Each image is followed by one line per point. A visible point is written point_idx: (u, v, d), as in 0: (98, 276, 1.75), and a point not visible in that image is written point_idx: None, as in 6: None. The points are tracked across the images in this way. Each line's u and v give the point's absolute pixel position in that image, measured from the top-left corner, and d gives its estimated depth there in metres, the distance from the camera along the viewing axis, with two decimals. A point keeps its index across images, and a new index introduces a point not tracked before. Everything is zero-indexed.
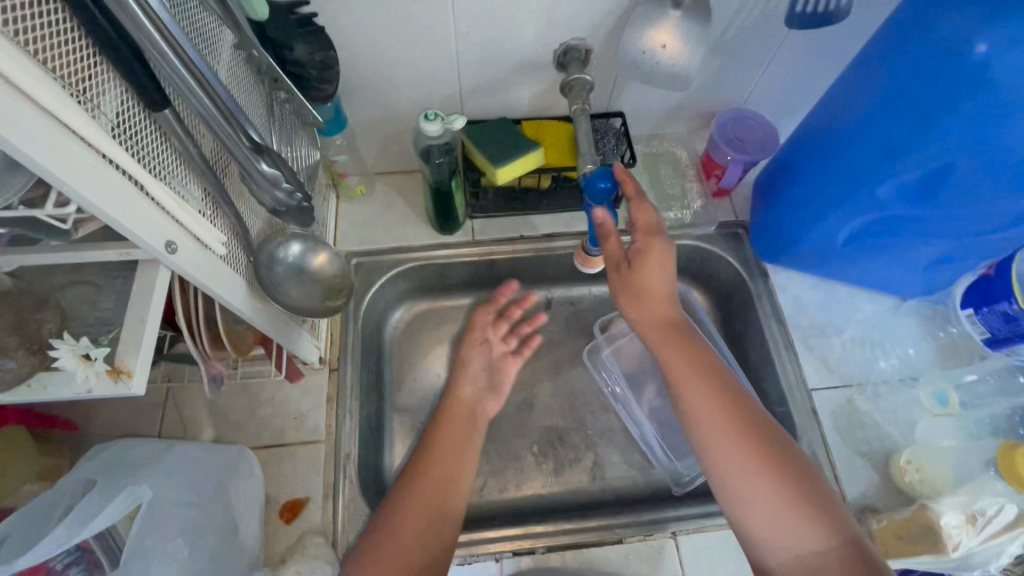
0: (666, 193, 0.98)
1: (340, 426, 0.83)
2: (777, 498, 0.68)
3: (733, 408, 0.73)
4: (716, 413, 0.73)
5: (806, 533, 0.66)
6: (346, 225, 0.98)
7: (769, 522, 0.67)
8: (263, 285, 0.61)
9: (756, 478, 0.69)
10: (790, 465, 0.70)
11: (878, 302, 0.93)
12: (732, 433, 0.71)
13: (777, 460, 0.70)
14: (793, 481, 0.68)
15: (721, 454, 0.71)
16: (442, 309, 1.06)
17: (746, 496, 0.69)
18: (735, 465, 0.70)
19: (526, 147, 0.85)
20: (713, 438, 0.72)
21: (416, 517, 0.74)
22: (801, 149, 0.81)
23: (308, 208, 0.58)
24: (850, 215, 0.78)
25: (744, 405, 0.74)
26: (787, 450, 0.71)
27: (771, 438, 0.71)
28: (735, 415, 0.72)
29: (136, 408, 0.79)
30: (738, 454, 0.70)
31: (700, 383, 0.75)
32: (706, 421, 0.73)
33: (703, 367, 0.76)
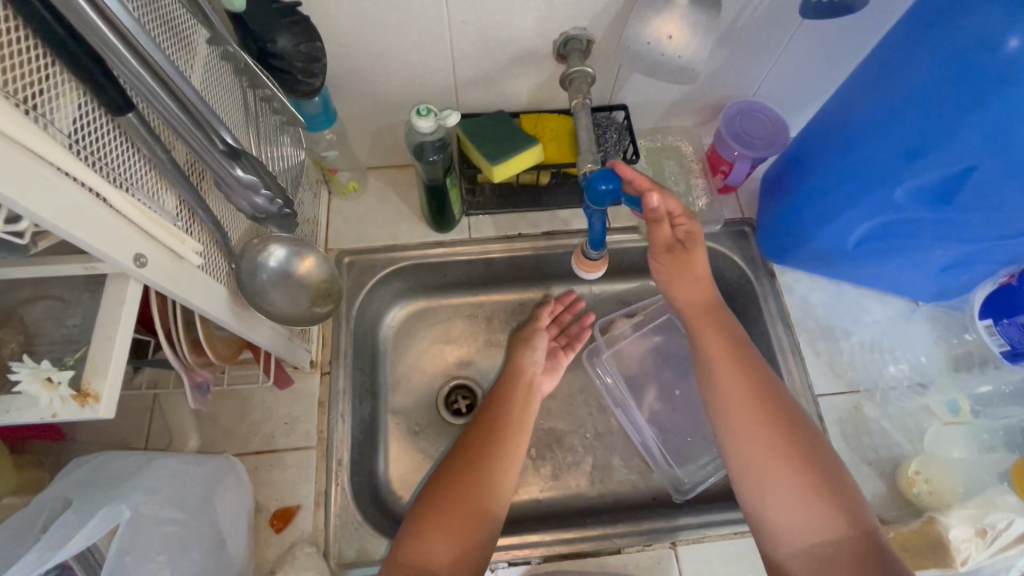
0: (671, 189, 0.93)
1: (331, 432, 0.81)
2: (800, 485, 0.64)
3: (763, 393, 0.70)
4: (746, 396, 0.69)
5: (827, 525, 0.62)
6: (338, 222, 0.94)
7: (787, 509, 0.64)
8: (248, 292, 0.58)
9: (781, 464, 0.65)
10: (818, 453, 0.66)
11: (888, 304, 0.89)
12: (758, 417, 0.68)
13: (803, 450, 0.66)
14: (818, 472, 0.65)
15: (744, 436, 0.68)
16: (438, 307, 1.03)
17: (771, 487, 0.65)
18: (759, 449, 0.67)
19: (525, 143, 0.81)
20: (739, 421, 0.69)
21: (456, 519, 0.71)
22: (812, 146, 0.77)
23: (288, 212, 0.55)
24: (862, 216, 0.74)
25: (773, 392, 0.70)
26: (816, 442, 0.67)
27: (801, 428, 0.68)
28: (764, 399, 0.69)
29: (123, 413, 0.77)
30: (762, 439, 0.67)
31: (730, 364, 0.72)
32: (733, 406, 0.70)
33: (733, 350, 0.73)
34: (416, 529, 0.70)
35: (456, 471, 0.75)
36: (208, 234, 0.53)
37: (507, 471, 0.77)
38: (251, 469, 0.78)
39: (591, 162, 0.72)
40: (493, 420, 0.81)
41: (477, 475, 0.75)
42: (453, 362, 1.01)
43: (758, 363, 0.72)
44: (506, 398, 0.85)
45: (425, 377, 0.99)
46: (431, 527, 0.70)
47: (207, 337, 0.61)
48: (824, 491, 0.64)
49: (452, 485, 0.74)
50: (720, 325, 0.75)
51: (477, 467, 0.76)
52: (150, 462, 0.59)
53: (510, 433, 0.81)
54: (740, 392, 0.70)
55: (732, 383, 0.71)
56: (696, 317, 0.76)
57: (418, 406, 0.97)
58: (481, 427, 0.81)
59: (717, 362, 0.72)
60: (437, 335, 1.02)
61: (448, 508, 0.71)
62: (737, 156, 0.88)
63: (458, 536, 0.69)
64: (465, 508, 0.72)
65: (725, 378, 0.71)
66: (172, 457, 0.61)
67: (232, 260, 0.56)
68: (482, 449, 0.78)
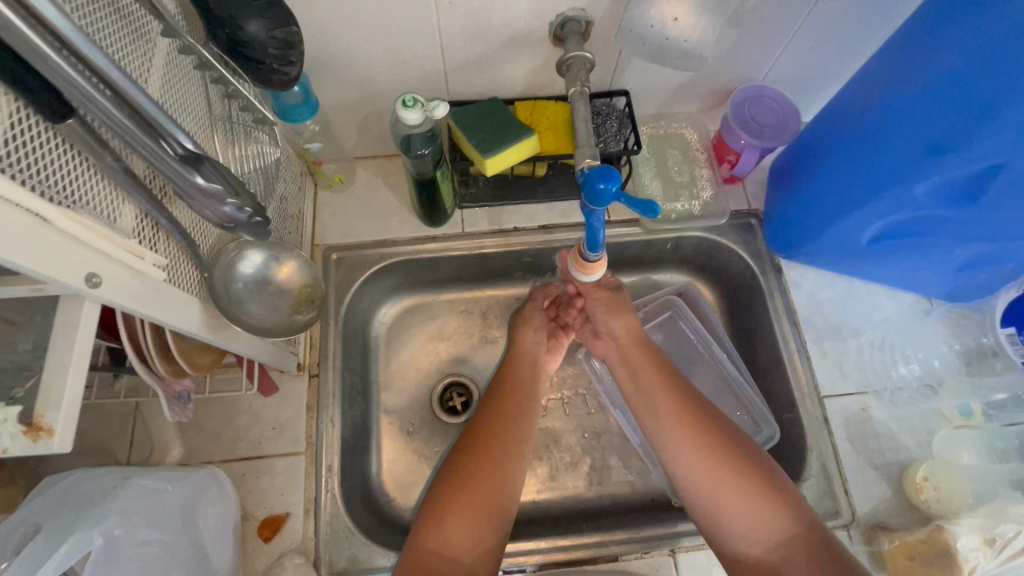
0: (674, 180, 0.88)
1: (320, 436, 0.78)
2: (736, 490, 0.67)
3: (691, 408, 0.72)
4: (675, 414, 0.72)
5: (767, 523, 0.65)
6: (325, 216, 0.90)
7: (730, 511, 0.66)
8: (221, 300, 0.54)
9: (716, 471, 0.68)
10: (752, 458, 0.69)
11: (899, 301, 0.86)
12: (688, 429, 0.71)
13: (737, 455, 0.68)
14: (754, 474, 0.67)
15: (679, 449, 0.71)
16: (432, 303, 0.99)
17: (716, 493, 0.68)
18: (696, 460, 0.69)
19: (519, 133, 0.76)
20: (674, 434, 0.71)
21: (467, 509, 0.71)
22: (827, 137, 0.72)
23: (262, 225, 0.50)
24: (878, 214, 0.70)
25: (704, 406, 0.73)
26: (748, 446, 0.70)
27: (732, 436, 0.71)
28: (695, 415, 0.72)
29: (103, 420, 0.75)
30: (698, 449, 0.69)
31: (659, 386, 0.75)
32: (667, 422, 0.72)
33: (664, 375, 0.76)
34: (436, 514, 0.71)
35: (467, 458, 0.75)
36: (172, 243, 0.49)
37: (517, 455, 0.77)
38: (237, 476, 0.76)
39: (591, 155, 0.67)
40: (500, 404, 0.81)
41: (487, 460, 0.75)
42: (447, 359, 0.98)
43: (686, 384, 0.75)
44: (512, 381, 0.84)
45: (418, 375, 0.96)
46: (450, 511, 0.71)
47: (183, 346, 0.57)
48: (751, 487, 0.66)
49: (468, 468, 0.74)
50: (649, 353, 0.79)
51: (485, 453, 0.76)
52: (124, 480, 0.56)
53: (517, 417, 0.80)
54: (671, 410, 0.73)
55: (661, 402, 0.74)
56: (624, 348, 0.81)
57: (411, 405, 0.94)
58: (490, 410, 0.80)
59: (648, 388, 0.76)
60: (431, 331, 0.99)
61: (463, 494, 0.72)
62: (745, 145, 0.83)
63: (475, 521, 0.71)
64: (480, 495, 0.73)
65: (653, 394, 0.75)
66: (146, 475, 0.58)
67: (202, 268, 0.53)
68: (492, 434, 0.77)
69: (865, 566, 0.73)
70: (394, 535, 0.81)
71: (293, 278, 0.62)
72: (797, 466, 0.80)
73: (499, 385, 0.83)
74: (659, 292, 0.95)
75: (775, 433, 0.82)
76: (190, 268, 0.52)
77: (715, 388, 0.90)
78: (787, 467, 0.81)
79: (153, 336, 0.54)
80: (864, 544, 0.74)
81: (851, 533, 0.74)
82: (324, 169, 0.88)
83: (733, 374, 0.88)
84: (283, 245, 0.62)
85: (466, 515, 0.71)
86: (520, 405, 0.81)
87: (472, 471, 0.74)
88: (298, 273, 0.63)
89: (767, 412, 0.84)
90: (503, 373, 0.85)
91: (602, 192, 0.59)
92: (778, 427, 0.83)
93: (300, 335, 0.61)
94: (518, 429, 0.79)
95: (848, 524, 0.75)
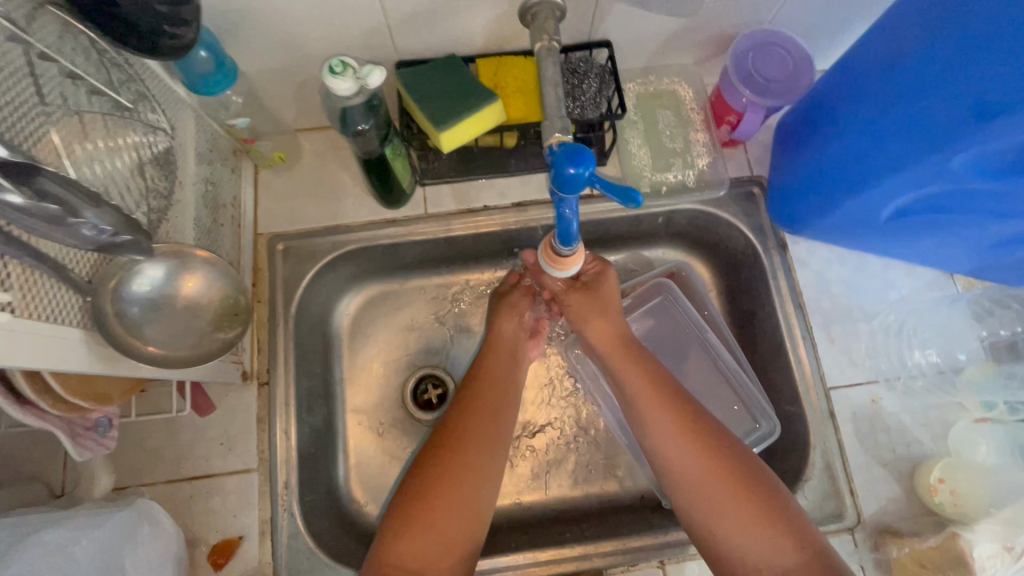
0: (665, 147, 0.77)
1: (274, 451, 0.71)
2: (739, 512, 0.57)
3: (686, 419, 0.62)
4: (669, 427, 0.62)
5: (774, 549, 0.56)
6: (268, 199, 0.79)
7: (734, 536, 0.57)
8: (110, 328, 0.45)
9: (716, 491, 0.59)
10: (755, 474, 0.59)
11: (918, 278, 0.77)
12: (685, 441, 0.61)
13: (740, 471, 0.59)
14: (758, 494, 0.58)
15: (675, 465, 0.61)
16: (399, 291, 0.88)
17: (721, 513, 0.58)
18: (696, 478, 0.60)
19: (480, 99, 0.64)
20: (672, 448, 0.61)
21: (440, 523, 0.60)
22: (847, 95, 0.60)
23: (144, 243, 0.41)
24: (902, 188, 0.59)
25: (701, 417, 0.63)
26: (752, 461, 0.61)
27: (733, 450, 0.61)
28: (693, 427, 0.62)
29: (28, 444, 0.67)
30: (697, 467, 0.60)
31: (650, 393, 0.65)
32: (661, 438, 0.62)
33: (655, 380, 0.66)
34: (400, 523, 0.60)
35: (440, 459, 0.63)
36: (28, 271, 0.39)
37: (495, 458, 0.65)
38: (184, 498, 0.68)
39: (561, 127, 0.55)
40: (478, 401, 0.68)
41: (458, 460, 0.63)
42: (420, 351, 0.87)
43: (680, 391, 0.65)
44: (491, 377, 0.71)
45: (387, 369, 0.86)
46: (417, 522, 0.59)
47: (71, 384, 0.48)
48: (761, 509, 0.57)
49: (440, 473, 0.62)
50: (636, 354, 0.68)
51: (457, 455, 0.63)
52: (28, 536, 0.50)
53: (499, 416, 0.68)
54: (664, 422, 0.63)
55: (653, 411, 0.63)
56: (609, 349, 0.70)
57: (381, 401, 0.84)
58: (465, 408, 0.68)
59: (637, 396, 0.65)
60: (400, 321, 0.87)
61: (434, 502, 0.61)
62: (747, 103, 0.71)
63: (444, 535, 0.59)
64: (452, 504, 0.61)
65: (644, 401, 0.64)
66: (53, 529, 0.51)
67: (82, 292, 0.43)
68: (466, 433, 0.65)
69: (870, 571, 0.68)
70: (362, 549, 0.74)
71: (209, 289, 0.53)
72: (799, 464, 0.73)
73: (474, 380, 0.71)
74: (647, 274, 0.85)
75: (775, 428, 0.75)
76: (61, 294, 0.42)
77: (709, 378, 0.82)
78: (787, 465, 0.74)
79: (27, 382, 0.45)
80: (869, 550, 0.68)
81: (856, 537, 0.69)
82: (259, 147, 0.76)
83: (731, 363, 0.80)
84: (186, 247, 0.52)
85: (433, 523, 0.60)
86: (498, 402, 0.69)
87: (442, 474, 0.62)
88: (213, 282, 0.53)
89: (768, 404, 0.77)
90: (482, 366, 0.73)
91: (572, 177, 0.48)
92: (779, 422, 0.76)
93: (221, 358, 0.52)
94: (498, 429, 0.67)
95: (853, 528, 0.69)
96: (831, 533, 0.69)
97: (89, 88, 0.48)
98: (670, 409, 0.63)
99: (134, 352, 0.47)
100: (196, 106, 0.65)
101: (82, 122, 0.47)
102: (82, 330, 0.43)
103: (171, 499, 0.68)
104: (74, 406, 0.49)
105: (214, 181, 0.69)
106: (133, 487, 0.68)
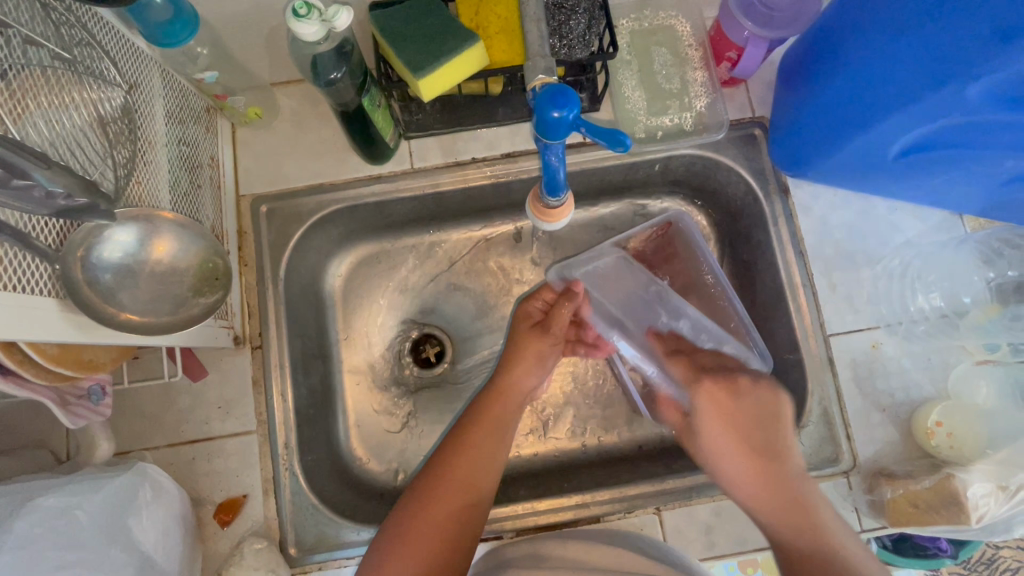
0: (660, 88, 0.72)
1: (271, 413, 0.71)
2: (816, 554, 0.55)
3: (780, 489, 0.61)
4: (756, 484, 0.62)
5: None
6: (248, 157, 0.76)
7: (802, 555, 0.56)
8: (83, 296, 0.44)
9: (798, 531, 0.58)
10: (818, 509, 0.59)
11: (924, 220, 0.74)
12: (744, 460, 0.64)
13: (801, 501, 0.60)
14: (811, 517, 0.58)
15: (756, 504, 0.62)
16: (391, 250, 0.86)
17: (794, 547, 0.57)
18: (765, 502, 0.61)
19: (459, 42, 0.59)
20: (750, 497, 0.62)
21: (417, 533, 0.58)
22: (856, 23, 0.56)
23: (104, 207, 0.39)
24: (912, 122, 0.56)
25: (799, 494, 0.61)
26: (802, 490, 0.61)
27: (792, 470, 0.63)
28: (773, 480, 0.62)
29: (27, 412, 0.67)
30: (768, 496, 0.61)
31: (744, 464, 0.64)
32: (742, 493, 0.63)
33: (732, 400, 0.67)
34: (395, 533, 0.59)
35: (430, 472, 0.63)
36: None
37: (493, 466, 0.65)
38: (187, 460, 0.69)
39: (545, 67, 0.51)
40: (484, 414, 0.68)
41: (454, 466, 0.63)
42: (415, 310, 0.86)
43: (777, 458, 0.64)
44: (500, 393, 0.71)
45: (383, 330, 0.85)
46: (403, 527, 0.59)
47: (52, 354, 0.47)
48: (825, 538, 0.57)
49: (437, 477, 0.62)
50: (771, 466, 0.63)
51: (451, 464, 0.63)
52: (22, 504, 0.51)
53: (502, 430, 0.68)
54: (751, 485, 0.62)
55: (750, 494, 0.62)
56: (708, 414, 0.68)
57: (378, 361, 0.84)
58: (467, 423, 0.68)
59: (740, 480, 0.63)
60: (394, 281, 0.86)
61: (424, 503, 0.61)
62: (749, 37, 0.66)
63: (427, 546, 0.57)
64: (428, 517, 0.59)
65: (730, 473, 0.64)
66: (52, 495, 0.53)
67: (49, 260, 0.42)
68: (469, 437, 0.66)
69: (864, 512, 0.69)
70: (366, 503, 0.75)
71: (183, 252, 0.52)
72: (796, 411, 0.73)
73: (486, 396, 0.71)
74: (642, 226, 0.80)
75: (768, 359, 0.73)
76: (29, 262, 0.40)
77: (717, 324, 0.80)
78: None
79: (4, 353, 0.44)
80: (864, 493, 0.68)
81: (851, 480, 0.69)
82: (232, 103, 0.72)
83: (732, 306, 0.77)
84: (153, 209, 0.50)
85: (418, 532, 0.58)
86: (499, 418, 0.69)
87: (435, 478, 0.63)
88: (186, 246, 0.52)
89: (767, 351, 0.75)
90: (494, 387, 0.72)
91: (557, 121, 0.45)
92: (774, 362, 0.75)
93: (204, 321, 0.52)
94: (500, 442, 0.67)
95: (848, 471, 0.69)
96: (827, 476, 0.69)
97: (23, 39, 0.43)
98: (770, 489, 0.61)
99: (112, 320, 0.46)
100: (159, 60, 0.62)
101: (22, 78, 0.42)
102: (53, 298, 0.42)
103: (175, 462, 0.69)
104: (58, 373, 0.49)
105: (189, 142, 0.66)
106: (136, 452, 0.69)
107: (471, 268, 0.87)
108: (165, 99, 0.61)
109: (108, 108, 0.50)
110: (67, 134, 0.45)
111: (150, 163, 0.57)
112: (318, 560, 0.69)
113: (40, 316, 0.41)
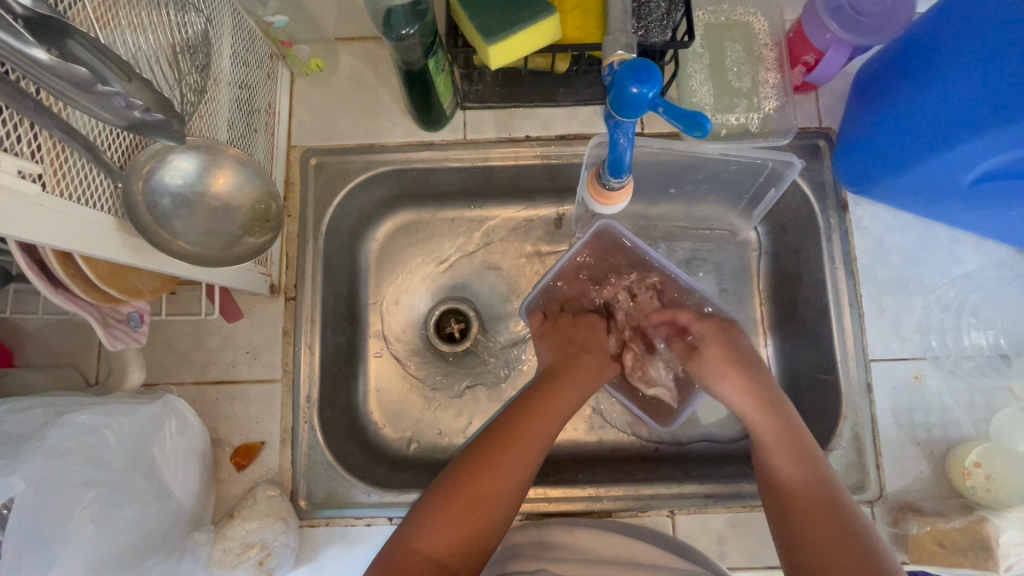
0: (729, 84, 0.70)
1: (297, 364, 0.71)
2: (823, 515, 0.55)
3: (792, 431, 0.62)
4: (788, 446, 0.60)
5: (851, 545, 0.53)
6: (305, 110, 0.77)
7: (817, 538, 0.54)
8: (141, 216, 0.45)
9: (814, 520, 0.55)
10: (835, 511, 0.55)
11: (986, 254, 0.71)
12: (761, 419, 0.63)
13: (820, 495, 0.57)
14: (829, 509, 0.56)
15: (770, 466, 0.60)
16: (430, 220, 0.84)
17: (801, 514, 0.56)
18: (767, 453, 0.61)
19: (536, 10, 0.58)
20: (803, 524, 0.55)
21: (477, 503, 0.56)
22: (945, 41, 0.54)
23: (177, 128, 0.39)
24: (989, 151, 0.54)
25: (812, 460, 0.59)
26: (842, 513, 0.55)
27: (826, 474, 0.58)
28: (818, 504, 0.56)
29: (65, 331, 0.68)
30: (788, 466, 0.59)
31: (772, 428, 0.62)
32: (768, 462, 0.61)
33: (756, 392, 0.65)
34: (448, 504, 0.56)
35: (499, 445, 0.60)
36: (58, 145, 0.38)
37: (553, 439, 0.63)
38: (210, 400, 0.70)
39: (625, 43, 0.53)
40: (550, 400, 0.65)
41: (509, 464, 0.59)
42: (447, 281, 0.84)
43: (788, 417, 0.63)
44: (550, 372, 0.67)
45: (413, 298, 0.83)
46: (463, 497, 0.56)
47: (104, 272, 0.47)
48: (837, 528, 0.54)
49: (498, 460, 0.58)
50: (781, 416, 0.63)
51: (518, 450, 0.60)
52: (58, 417, 0.54)
53: (563, 417, 0.65)
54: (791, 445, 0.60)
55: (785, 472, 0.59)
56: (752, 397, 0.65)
57: (402, 329, 0.82)
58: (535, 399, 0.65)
59: (751, 419, 0.64)
60: (429, 251, 0.84)
61: (477, 501, 0.56)
62: (832, 40, 0.65)
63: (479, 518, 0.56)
64: (491, 495, 0.57)
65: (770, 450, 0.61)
66: (84, 412, 0.56)
67: (113, 176, 0.42)
68: (538, 423, 0.62)
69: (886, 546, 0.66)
70: (377, 468, 0.73)
71: (239, 189, 0.52)
72: (824, 434, 0.70)
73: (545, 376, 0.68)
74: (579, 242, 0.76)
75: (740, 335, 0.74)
76: (94, 176, 0.41)
77: (730, 342, 0.70)
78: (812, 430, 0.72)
79: (58, 263, 0.44)
80: (886, 524, 0.66)
81: (875, 510, 0.67)
82: (296, 52, 0.73)
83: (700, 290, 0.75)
84: (214, 142, 0.51)
85: (472, 494, 0.56)
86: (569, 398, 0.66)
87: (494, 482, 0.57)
88: (243, 184, 0.52)
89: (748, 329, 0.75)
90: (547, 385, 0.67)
91: (635, 97, 0.45)
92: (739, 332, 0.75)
93: (250, 262, 0.52)
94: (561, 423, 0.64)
95: (873, 501, 0.67)
96: None
97: None
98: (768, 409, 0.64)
99: (166, 245, 0.46)
100: None
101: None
102: (113, 217, 0.43)
103: (198, 400, 0.70)
104: (105, 293, 0.48)
105: (252, 86, 0.66)
106: (163, 385, 0.70)
107: (510, 246, 0.84)
108: (237, 41, 0.62)
109: (176, 35, 0.49)
110: (140, 50, 0.45)
111: (217, 97, 0.56)
112: (325, 516, 0.68)
113: (105, 233, 0.41)
